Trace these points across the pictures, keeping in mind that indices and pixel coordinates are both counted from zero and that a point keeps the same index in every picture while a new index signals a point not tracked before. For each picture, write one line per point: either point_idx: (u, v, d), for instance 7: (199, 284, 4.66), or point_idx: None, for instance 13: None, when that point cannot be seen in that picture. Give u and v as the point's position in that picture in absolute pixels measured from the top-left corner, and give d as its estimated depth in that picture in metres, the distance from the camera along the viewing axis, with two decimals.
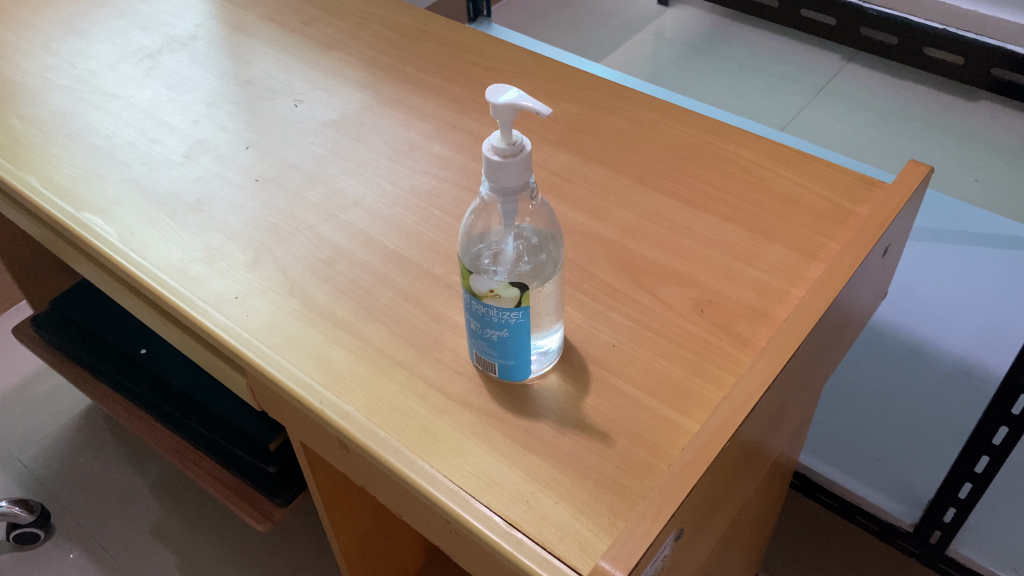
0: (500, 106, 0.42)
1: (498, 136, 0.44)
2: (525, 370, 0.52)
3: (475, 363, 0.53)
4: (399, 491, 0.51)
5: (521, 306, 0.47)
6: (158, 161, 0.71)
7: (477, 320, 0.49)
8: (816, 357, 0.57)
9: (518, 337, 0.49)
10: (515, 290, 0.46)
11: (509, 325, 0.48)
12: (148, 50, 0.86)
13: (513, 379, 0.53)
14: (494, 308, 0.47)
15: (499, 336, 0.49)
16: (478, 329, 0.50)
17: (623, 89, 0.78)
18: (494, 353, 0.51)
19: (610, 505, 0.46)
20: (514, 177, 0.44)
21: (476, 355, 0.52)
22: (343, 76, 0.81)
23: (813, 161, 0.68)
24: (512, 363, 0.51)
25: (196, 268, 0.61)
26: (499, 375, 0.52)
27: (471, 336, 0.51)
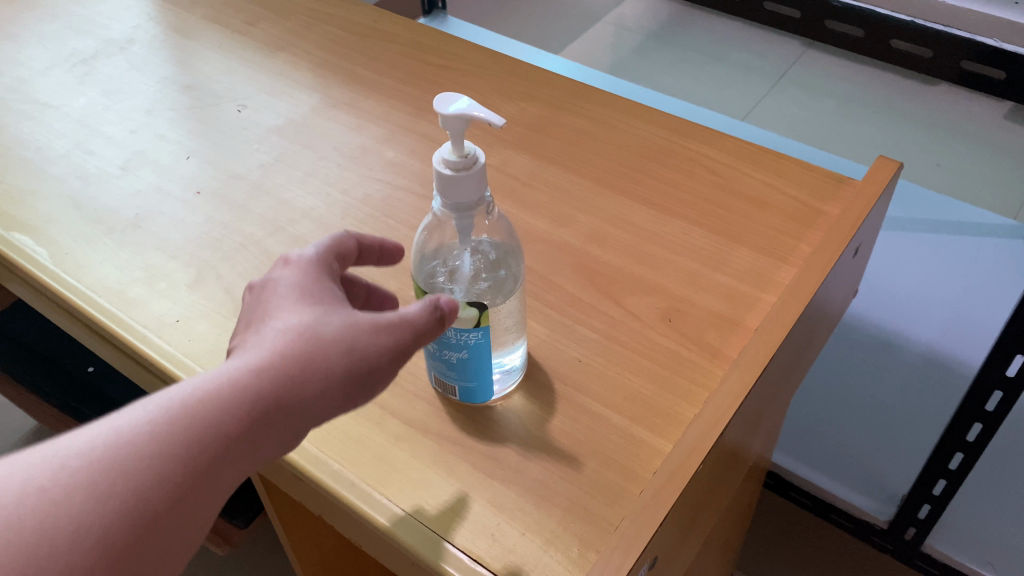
0: (449, 116, 0.39)
1: (449, 148, 0.41)
2: (488, 392, 0.49)
3: (434, 385, 0.50)
4: (357, 525, 0.48)
5: (481, 326, 0.44)
6: (94, 174, 0.67)
7: (433, 342, 0.46)
8: (789, 364, 0.55)
9: (478, 358, 0.46)
10: (473, 310, 0.43)
11: (468, 346, 0.45)
12: (82, 54, 0.81)
13: (474, 401, 0.50)
14: (452, 329, 0.44)
15: (457, 358, 0.46)
16: (435, 351, 0.47)
17: (582, 87, 0.75)
18: (453, 376, 0.48)
19: (580, 535, 0.43)
20: (469, 192, 0.41)
21: (434, 377, 0.49)
22: (290, 78, 0.77)
23: (780, 159, 0.65)
24: (473, 385, 0.48)
25: (135, 289, 0.57)
26: (460, 398, 0.49)
27: (429, 357, 0.48)
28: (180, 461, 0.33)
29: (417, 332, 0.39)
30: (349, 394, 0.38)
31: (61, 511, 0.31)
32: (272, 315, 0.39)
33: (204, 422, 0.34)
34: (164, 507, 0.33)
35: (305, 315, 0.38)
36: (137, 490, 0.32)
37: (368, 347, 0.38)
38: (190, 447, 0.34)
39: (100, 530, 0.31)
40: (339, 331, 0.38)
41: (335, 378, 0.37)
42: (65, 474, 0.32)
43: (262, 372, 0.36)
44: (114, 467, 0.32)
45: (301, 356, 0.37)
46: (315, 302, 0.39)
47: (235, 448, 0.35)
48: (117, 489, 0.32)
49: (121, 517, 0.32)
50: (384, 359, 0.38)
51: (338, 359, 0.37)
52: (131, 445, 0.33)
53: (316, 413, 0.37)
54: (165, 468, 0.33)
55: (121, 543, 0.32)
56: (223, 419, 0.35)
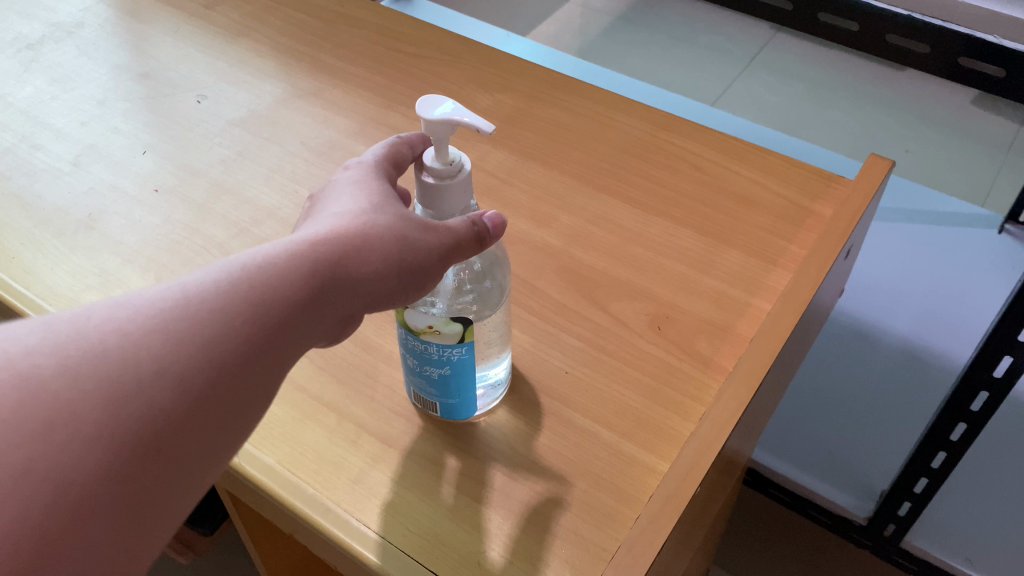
0: (435, 119, 0.36)
1: (434, 153, 0.38)
2: (470, 408, 0.46)
3: (412, 399, 0.47)
4: (332, 551, 0.46)
5: (465, 341, 0.41)
6: (41, 170, 0.63)
7: (412, 356, 0.43)
8: (780, 372, 0.53)
9: (462, 375, 0.43)
10: (457, 326, 0.40)
11: (451, 362, 0.42)
12: (28, 39, 0.76)
13: (456, 416, 0.47)
14: (434, 344, 0.41)
15: (439, 374, 0.43)
16: (413, 365, 0.44)
17: (561, 76, 0.72)
18: (434, 392, 0.45)
19: (572, 561, 0.41)
20: (456, 203, 0.38)
21: (412, 391, 0.46)
22: (251, 66, 0.73)
23: (767, 155, 0.63)
24: (455, 401, 0.45)
25: (89, 297, 0.54)
26: (441, 415, 0.47)
27: (407, 372, 0.45)
28: (251, 312, 0.32)
29: (465, 237, 0.38)
30: (402, 279, 0.37)
31: (130, 351, 0.29)
32: (329, 210, 0.38)
33: (272, 279, 0.33)
34: (237, 356, 0.31)
35: (361, 204, 0.38)
36: (213, 337, 0.31)
37: (423, 236, 0.37)
38: (260, 301, 0.32)
39: (177, 369, 0.30)
40: (394, 220, 0.37)
41: (392, 260, 0.36)
42: (138, 316, 0.30)
43: (326, 245, 0.35)
44: (188, 311, 0.31)
45: (356, 237, 0.36)
46: (371, 198, 0.38)
47: (301, 308, 0.34)
48: (191, 334, 0.30)
49: (194, 362, 0.30)
50: (437, 253, 0.37)
51: (394, 243, 0.36)
52: (205, 293, 0.32)
53: (372, 294, 0.36)
54: (235, 317, 0.32)
55: (197, 388, 0.30)
56: (290, 280, 0.33)
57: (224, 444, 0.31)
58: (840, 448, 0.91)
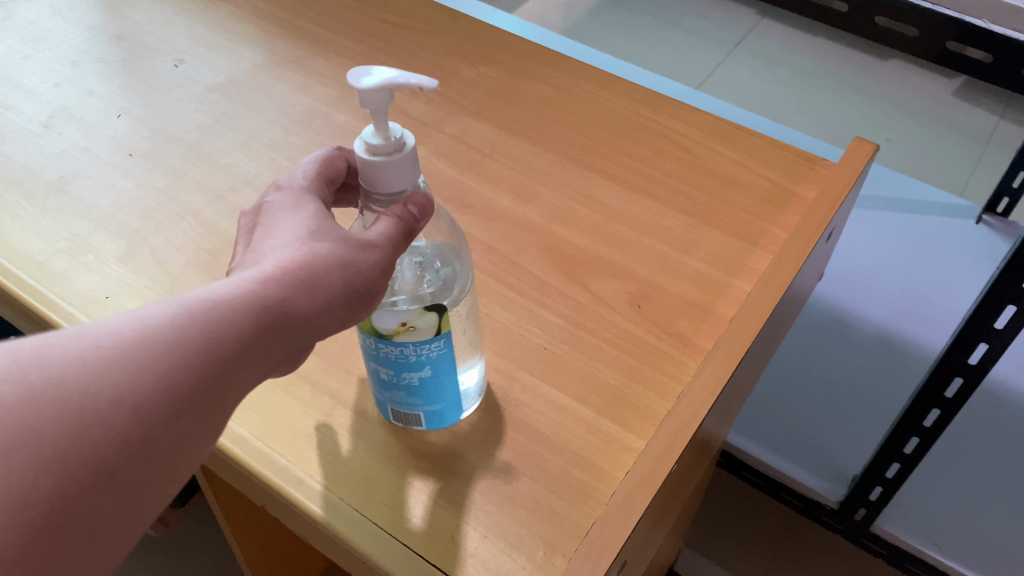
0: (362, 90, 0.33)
1: (371, 132, 0.35)
2: (455, 412, 0.44)
3: (392, 419, 0.45)
4: (304, 523, 0.45)
5: (442, 332, 0.39)
6: (12, 131, 0.61)
7: (386, 367, 0.41)
8: (759, 355, 0.53)
9: (444, 375, 0.41)
10: (433, 315, 0.39)
11: (428, 362, 0.40)
12: None
13: (444, 422, 0.45)
14: (409, 344, 0.39)
15: (417, 380, 0.41)
16: (388, 378, 0.42)
17: (547, 51, 0.71)
18: (414, 402, 0.43)
19: (546, 538, 0.41)
20: (397, 183, 0.36)
21: (389, 410, 0.44)
22: (230, 32, 0.72)
23: (752, 136, 0.63)
24: (439, 406, 0.43)
25: (59, 262, 0.52)
26: (428, 426, 0.44)
27: (380, 390, 0.43)
28: (200, 345, 0.30)
29: (397, 239, 0.36)
30: (353, 304, 0.35)
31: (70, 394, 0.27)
32: (270, 233, 0.35)
33: (220, 311, 0.31)
34: (190, 392, 0.29)
35: (303, 230, 0.35)
36: (163, 374, 0.29)
37: (369, 254, 0.35)
38: (211, 333, 0.30)
39: (104, 421, 0.27)
40: (339, 238, 0.35)
41: (340, 283, 0.34)
42: (68, 358, 0.28)
43: (271, 279, 0.33)
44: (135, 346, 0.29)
45: (302, 262, 0.34)
46: (308, 220, 0.36)
47: (255, 342, 0.31)
48: (137, 370, 0.28)
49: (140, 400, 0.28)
50: (381, 270, 0.35)
51: (340, 264, 0.34)
52: (149, 333, 0.29)
53: (325, 322, 0.34)
54: (185, 352, 0.29)
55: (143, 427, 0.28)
56: (242, 311, 0.31)
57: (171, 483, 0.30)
58: (813, 433, 0.91)
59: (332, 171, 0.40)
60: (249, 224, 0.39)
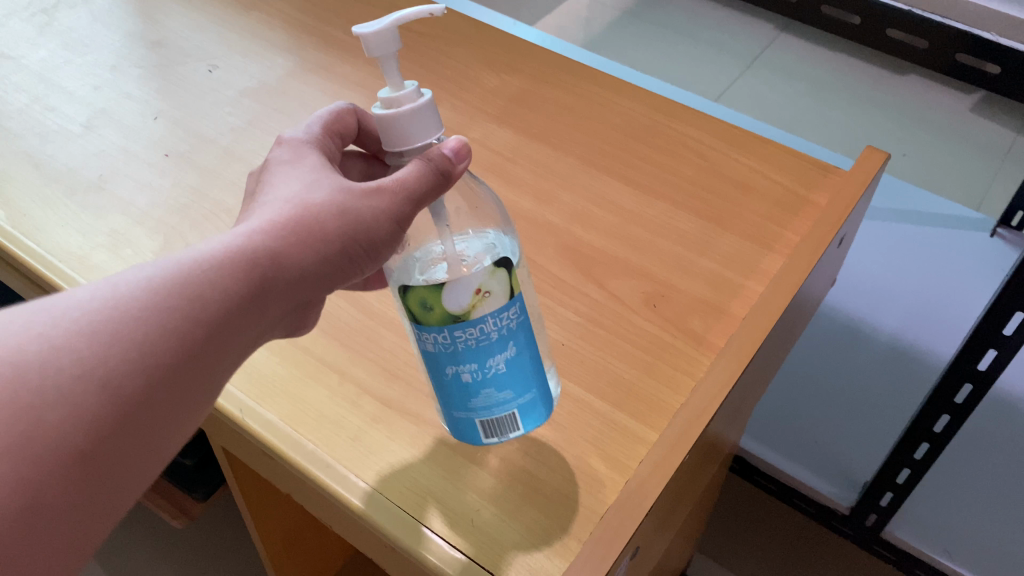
0: (359, 33, 0.36)
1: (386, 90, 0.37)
2: (541, 409, 0.43)
3: (485, 442, 0.43)
4: (331, 507, 0.47)
5: (514, 293, 0.39)
6: (54, 131, 0.64)
7: (468, 366, 0.39)
8: (770, 354, 0.55)
9: (527, 353, 0.40)
10: (504, 272, 0.38)
11: (507, 336, 0.39)
12: (43, 4, 0.77)
13: (539, 420, 0.43)
14: (489, 312, 0.38)
15: (504, 367, 0.40)
16: (473, 380, 0.40)
17: (568, 60, 0.73)
18: (505, 400, 0.41)
19: (563, 523, 0.43)
20: (426, 132, 0.37)
21: (479, 426, 0.42)
22: (262, 39, 0.74)
23: (767, 144, 0.64)
24: (529, 396, 0.42)
25: (98, 255, 0.55)
26: (525, 427, 0.42)
27: (464, 400, 0.41)
28: (184, 308, 0.31)
29: (424, 182, 0.37)
30: (354, 253, 0.37)
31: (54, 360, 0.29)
32: (267, 195, 0.37)
33: (204, 274, 0.32)
34: (170, 356, 0.31)
35: (301, 186, 0.37)
36: (142, 340, 0.30)
37: (367, 202, 0.37)
38: (194, 296, 0.32)
39: (84, 387, 0.29)
40: (332, 193, 0.37)
41: (335, 233, 0.36)
42: (47, 328, 0.29)
43: (262, 235, 0.34)
44: (119, 316, 0.30)
45: (296, 217, 0.35)
46: (309, 176, 0.38)
47: (242, 301, 0.33)
48: (122, 338, 0.30)
49: (126, 365, 0.30)
50: (386, 216, 0.37)
51: (338, 214, 0.36)
52: (128, 298, 0.31)
53: (321, 273, 0.36)
54: (168, 314, 0.31)
55: (127, 390, 0.30)
56: (226, 273, 0.33)
57: (169, 441, 0.32)
58: (825, 439, 0.93)
59: (337, 126, 0.44)
60: (254, 186, 0.41)
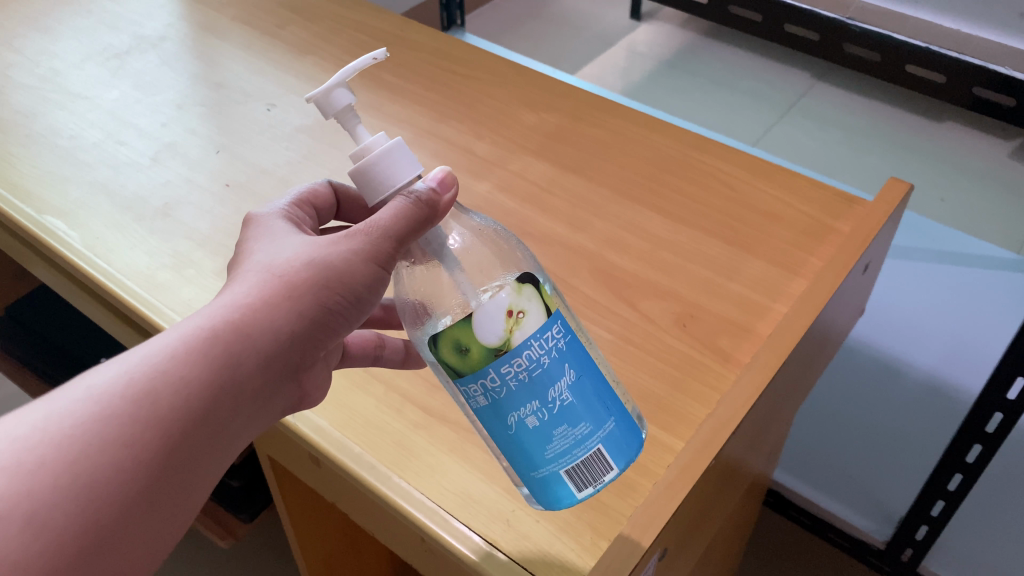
0: (312, 101, 0.37)
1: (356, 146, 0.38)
2: (629, 442, 0.41)
3: (581, 496, 0.40)
4: (373, 508, 0.50)
5: (550, 311, 0.38)
6: (125, 164, 0.69)
7: (529, 407, 0.38)
8: (796, 375, 0.56)
9: (587, 375, 0.39)
10: (529, 287, 0.37)
11: (559, 355, 0.38)
12: (116, 49, 0.83)
13: (630, 456, 0.41)
14: (530, 334, 0.37)
15: (568, 396, 0.38)
16: (539, 423, 0.38)
17: (603, 99, 0.77)
18: (583, 436, 0.39)
19: (594, 524, 0.45)
20: (400, 172, 0.38)
21: (566, 477, 0.39)
22: (317, 80, 0.79)
23: (793, 177, 0.67)
24: (608, 426, 0.40)
25: (164, 275, 0.59)
26: (618, 464, 0.40)
27: (542, 453, 0.39)
28: (128, 423, 0.32)
29: (395, 220, 0.38)
30: (333, 306, 0.38)
31: (35, 476, 0.30)
32: (233, 274, 0.38)
33: (149, 382, 0.33)
34: (150, 450, 0.32)
35: (273, 253, 0.38)
36: (119, 441, 0.31)
37: (340, 254, 0.38)
38: (140, 406, 0.32)
39: (67, 499, 0.30)
40: (300, 256, 0.38)
41: (306, 296, 0.37)
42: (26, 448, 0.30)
43: (239, 308, 0.36)
44: (56, 446, 0.31)
45: (273, 285, 0.36)
46: (281, 242, 0.39)
47: (200, 397, 0.33)
48: (61, 469, 0.30)
49: (68, 494, 0.30)
50: (363, 262, 0.38)
51: (309, 274, 0.37)
52: (101, 400, 0.32)
53: (299, 338, 0.37)
54: (111, 432, 0.31)
55: (95, 505, 0.31)
56: (175, 375, 0.33)
57: (164, 530, 0.33)
58: (859, 473, 0.93)
59: (311, 195, 0.46)
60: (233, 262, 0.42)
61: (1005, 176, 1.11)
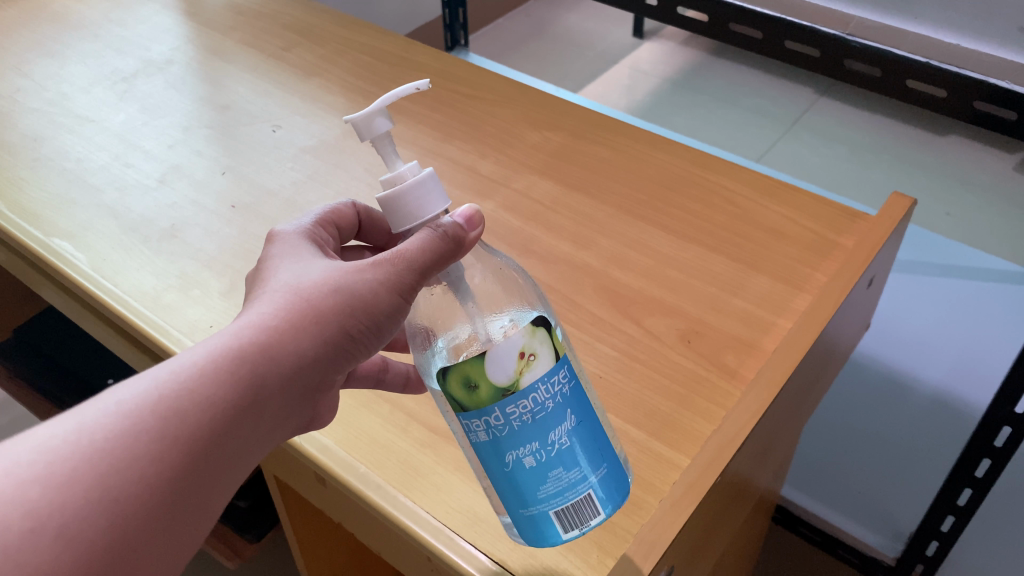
0: (351, 124, 0.38)
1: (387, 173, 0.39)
2: (618, 489, 0.41)
3: (566, 538, 0.40)
4: (378, 527, 0.50)
5: (558, 356, 0.38)
6: (132, 186, 0.70)
7: (529, 448, 0.38)
8: (802, 391, 0.56)
9: (587, 422, 0.39)
10: (542, 332, 0.38)
11: (563, 401, 0.38)
12: (123, 73, 0.84)
13: (618, 501, 0.41)
14: (538, 377, 0.37)
15: (567, 440, 0.38)
16: (536, 463, 0.38)
17: (606, 118, 0.78)
18: (576, 480, 0.39)
19: (600, 543, 0.44)
20: (430, 205, 0.39)
21: (554, 518, 0.39)
22: (323, 102, 0.80)
23: (796, 193, 0.67)
24: (598, 473, 0.40)
25: (170, 295, 0.59)
26: (607, 509, 0.40)
27: (534, 493, 0.39)
28: (157, 440, 0.32)
29: (421, 252, 0.38)
30: (354, 333, 0.38)
31: (64, 484, 0.30)
32: (256, 292, 0.38)
33: (179, 401, 0.33)
34: (175, 467, 0.32)
35: (299, 274, 0.38)
36: (147, 456, 0.31)
37: (366, 282, 0.38)
38: (169, 422, 0.32)
39: (96, 508, 0.30)
40: (326, 280, 0.38)
41: (330, 321, 0.37)
42: (58, 455, 0.31)
43: (264, 330, 0.36)
44: (87, 457, 0.31)
45: (297, 308, 0.37)
46: (306, 264, 0.39)
47: (223, 417, 0.34)
48: (92, 481, 0.30)
49: (96, 507, 0.30)
50: (386, 291, 0.38)
51: (335, 300, 0.37)
52: (131, 414, 0.32)
53: (318, 361, 0.37)
54: (141, 446, 0.31)
55: (121, 519, 0.31)
56: (201, 394, 0.33)
57: (179, 548, 0.33)
58: (869, 488, 0.92)
59: (334, 217, 0.47)
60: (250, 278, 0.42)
61: (1008, 190, 1.11)
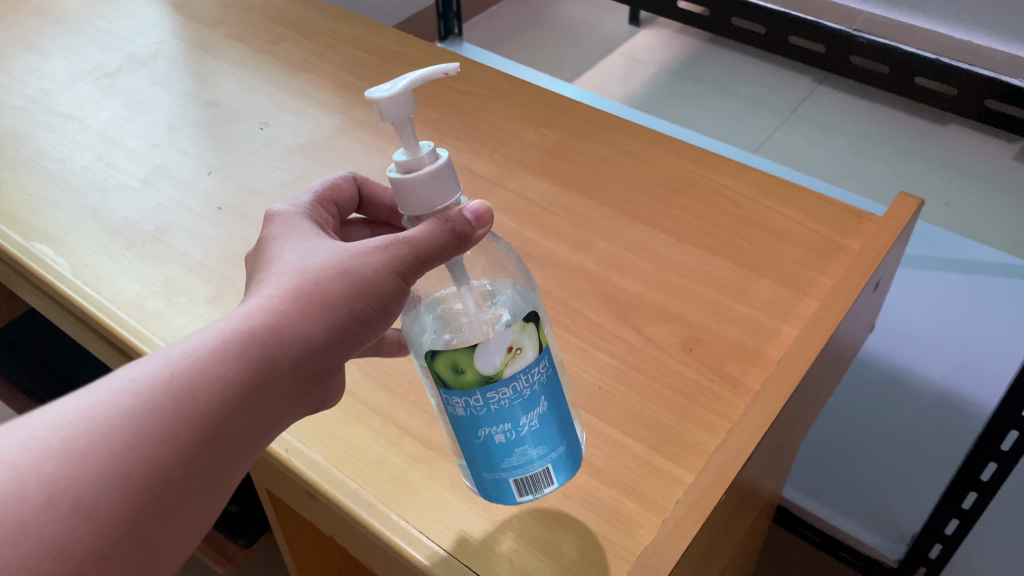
0: (374, 102, 0.35)
1: (403, 153, 0.36)
2: (573, 459, 0.40)
3: (517, 499, 0.40)
4: (371, 545, 0.48)
5: (543, 349, 0.37)
6: (115, 187, 0.67)
7: (502, 428, 0.36)
8: (807, 399, 0.55)
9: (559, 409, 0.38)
10: (533, 328, 0.36)
11: (538, 389, 0.37)
12: (106, 68, 0.82)
13: (571, 469, 0.40)
14: (520, 370, 0.36)
15: (537, 423, 0.37)
16: (505, 441, 0.37)
17: (604, 114, 0.76)
18: (537, 455, 0.38)
19: (599, 563, 0.43)
20: (445, 194, 0.37)
21: (509, 484, 0.39)
22: (312, 99, 0.78)
23: (799, 192, 0.66)
24: (561, 448, 0.39)
25: (154, 303, 0.57)
26: (561, 478, 0.39)
27: (494, 463, 0.38)
28: (168, 417, 0.30)
29: (431, 235, 0.36)
30: (361, 316, 0.36)
31: (73, 461, 0.29)
32: (261, 274, 0.37)
33: (188, 379, 0.31)
34: (186, 447, 0.31)
35: (304, 255, 0.37)
36: (157, 436, 0.30)
37: (373, 264, 0.36)
38: (178, 402, 0.31)
39: (107, 484, 0.29)
40: (333, 262, 0.36)
41: (339, 303, 0.35)
42: (70, 432, 0.29)
43: (273, 311, 0.34)
44: (99, 434, 0.29)
45: (304, 289, 0.35)
46: (310, 245, 0.37)
47: (234, 396, 0.32)
48: (105, 456, 0.29)
49: (109, 483, 0.29)
50: (393, 275, 0.36)
51: (343, 282, 0.35)
52: (140, 392, 0.31)
53: (328, 346, 0.35)
54: (152, 425, 0.30)
55: (133, 497, 0.29)
56: (211, 373, 0.32)
57: (190, 534, 0.31)
58: (872, 488, 0.91)
59: (333, 194, 0.45)
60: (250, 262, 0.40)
61: (1011, 183, 1.09)
